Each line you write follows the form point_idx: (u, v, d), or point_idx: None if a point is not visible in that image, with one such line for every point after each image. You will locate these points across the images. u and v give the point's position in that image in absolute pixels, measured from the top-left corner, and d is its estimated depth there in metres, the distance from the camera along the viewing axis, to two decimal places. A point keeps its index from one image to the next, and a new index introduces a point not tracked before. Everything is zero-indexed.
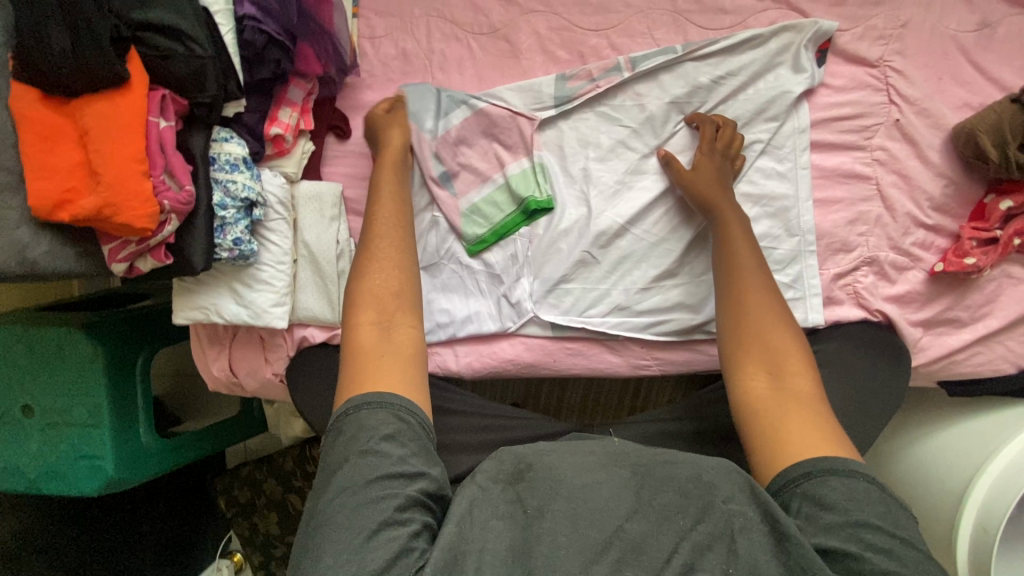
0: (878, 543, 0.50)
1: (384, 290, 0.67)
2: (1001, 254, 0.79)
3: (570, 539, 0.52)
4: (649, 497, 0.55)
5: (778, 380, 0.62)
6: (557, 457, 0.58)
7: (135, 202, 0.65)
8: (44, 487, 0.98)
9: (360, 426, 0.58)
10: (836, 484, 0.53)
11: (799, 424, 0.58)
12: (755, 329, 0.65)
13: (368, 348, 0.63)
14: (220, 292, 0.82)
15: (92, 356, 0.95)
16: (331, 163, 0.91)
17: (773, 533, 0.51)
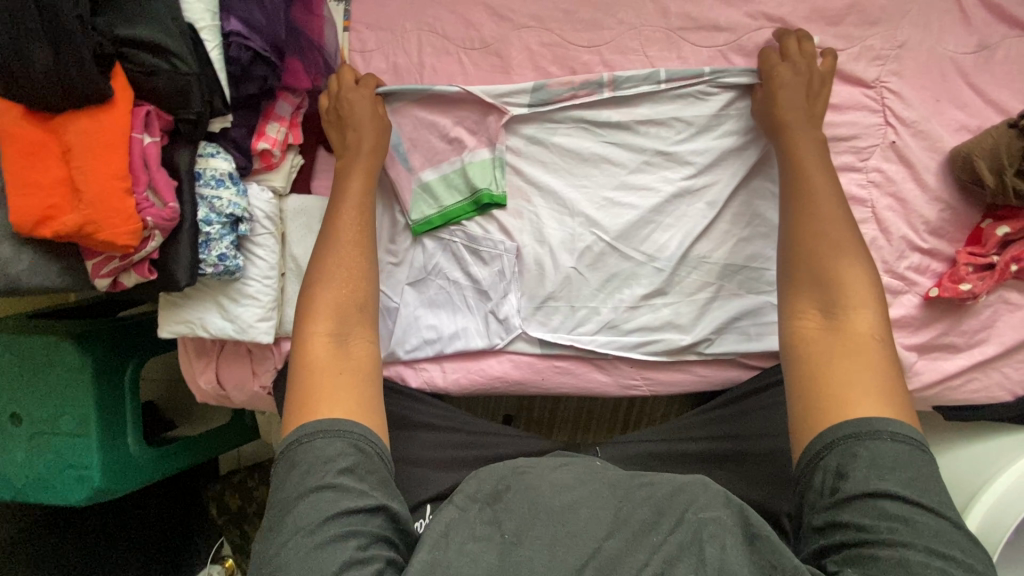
0: (892, 510, 0.51)
1: (342, 298, 0.72)
2: (997, 281, 0.78)
3: (548, 567, 0.54)
4: (626, 516, 0.58)
5: (832, 319, 0.63)
6: (535, 478, 0.63)
7: (117, 220, 0.65)
8: (32, 496, 0.98)
9: (311, 457, 0.61)
10: (861, 451, 0.54)
11: (847, 372, 0.59)
12: (816, 260, 0.67)
13: (319, 360, 0.67)
14: (206, 306, 0.82)
15: (81, 366, 0.95)
16: (321, 176, 0.90)
17: (744, 534, 0.55)
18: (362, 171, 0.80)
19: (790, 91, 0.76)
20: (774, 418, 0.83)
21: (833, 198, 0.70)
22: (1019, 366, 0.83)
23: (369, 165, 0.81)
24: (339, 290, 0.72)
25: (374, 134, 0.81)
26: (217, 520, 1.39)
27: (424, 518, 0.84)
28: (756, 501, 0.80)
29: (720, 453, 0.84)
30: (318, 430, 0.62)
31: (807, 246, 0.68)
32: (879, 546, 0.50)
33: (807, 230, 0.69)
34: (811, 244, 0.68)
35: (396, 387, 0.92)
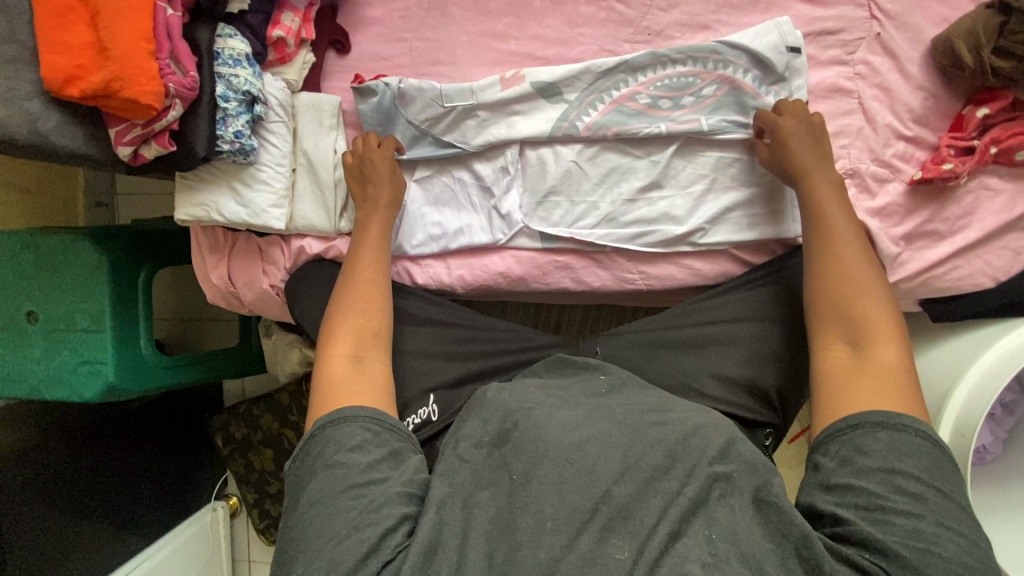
0: (910, 489, 0.58)
1: (358, 328, 0.79)
2: (978, 163, 0.82)
3: (554, 506, 0.59)
4: (637, 459, 0.62)
5: (860, 351, 0.69)
6: (541, 416, 0.68)
7: (142, 78, 0.69)
8: (46, 394, 1.00)
9: (344, 438, 0.68)
10: (883, 437, 0.62)
11: (873, 392, 0.66)
12: (842, 304, 0.72)
13: (339, 386, 0.74)
14: (221, 189, 0.85)
15: (97, 264, 0.98)
16: (331, 77, 0.94)
17: (754, 499, 0.60)
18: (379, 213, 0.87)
19: (800, 143, 0.80)
20: (759, 303, 0.88)
21: (856, 243, 0.75)
22: (1000, 254, 0.87)
23: (385, 218, 0.88)
24: (363, 319, 0.80)
25: (391, 188, 0.88)
26: (223, 451, 1.42)
27: (428, 406, 0.89)
28: (744, 378, 0.84)
29: (709, 337, 0.87)
30: (341, 416, 0.70)
31: (835, 287, 0.74)
32: (888, 514, 0.57)
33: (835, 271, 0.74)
34: (836, 292, 0.73)
35: (403, 284, 0.96)
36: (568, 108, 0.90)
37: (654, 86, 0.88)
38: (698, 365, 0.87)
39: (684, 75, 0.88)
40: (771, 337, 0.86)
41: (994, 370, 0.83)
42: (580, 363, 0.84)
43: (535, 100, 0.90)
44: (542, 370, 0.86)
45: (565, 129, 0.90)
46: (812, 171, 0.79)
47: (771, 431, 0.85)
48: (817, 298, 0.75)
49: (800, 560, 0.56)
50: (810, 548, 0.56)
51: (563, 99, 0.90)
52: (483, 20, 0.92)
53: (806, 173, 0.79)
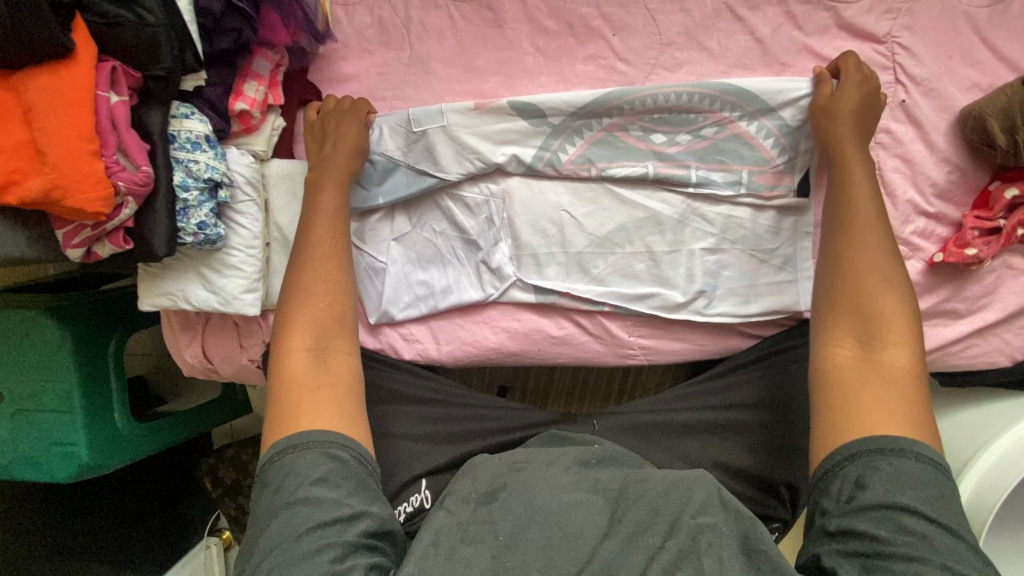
0: (920, 529, 0.51)
1: (323, 318, 0.70)
2: (1003, 245, 0.76)
3: (543, 570, 0.56)
4: (620, 517, 0.60)
5: (868, 350, 0.61)
6: (530, 476, 0.66)
7: (85, 184, 0.61)
8: (17, 473, 0.95)
9: (297, 471, 0.60)
10: (882, 464, 0.55)
11: (875, 407, 0.58)
12: (854, 291, 0.64)
13: (291, 395, 0.66)
14: (188, 277, 0.78)
15: (61, 342, 0.92)
16: (303, 140, 0.86)
17: (743, 545, 0.56)
18: (334, 183, 0.77)
19: (831, 115, 0.74)
20: (770, 388, 0.83)
21: (875, 228, 0.67)
22: (1019, 332, 0.82)
23: (341, 176, 0.78)
24: (322, 306, 0.71)
25: (353, 140, 0.79)
26: (212, 494, 1.38)
27: (418, 494, 0.85)
28: (752, 470, 0.81)
29: (715, 422, 0.84)
30: (290, 443, 0.62)
31: (849, 272, 0.66)
32: (894, 561, 0.50)
33: (841, 256, 0.67)
34: (849, 276, 0.65)
35: (390, 361, 0.91)
36: (550, 136, 0.82)
37: (648, 118, 0.81)
38: (701, 452, 0.83)
39: (683, 109, 0.80)
40: (783, 426, 0.82)
41: (1010, 455, 0.80)
42: (576, 438, 0.81)
43: (515, 122, 0.81)
44: (534, 443, 0.83)
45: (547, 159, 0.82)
46: (853, 164, 0.71)
47: (779, 525, 0.82)
48: (831, 280, 0.67)
49: None
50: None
51: (546, 124, 0.81)
52: (469, 78, 0.83)
53: (838, 143, 0.72)
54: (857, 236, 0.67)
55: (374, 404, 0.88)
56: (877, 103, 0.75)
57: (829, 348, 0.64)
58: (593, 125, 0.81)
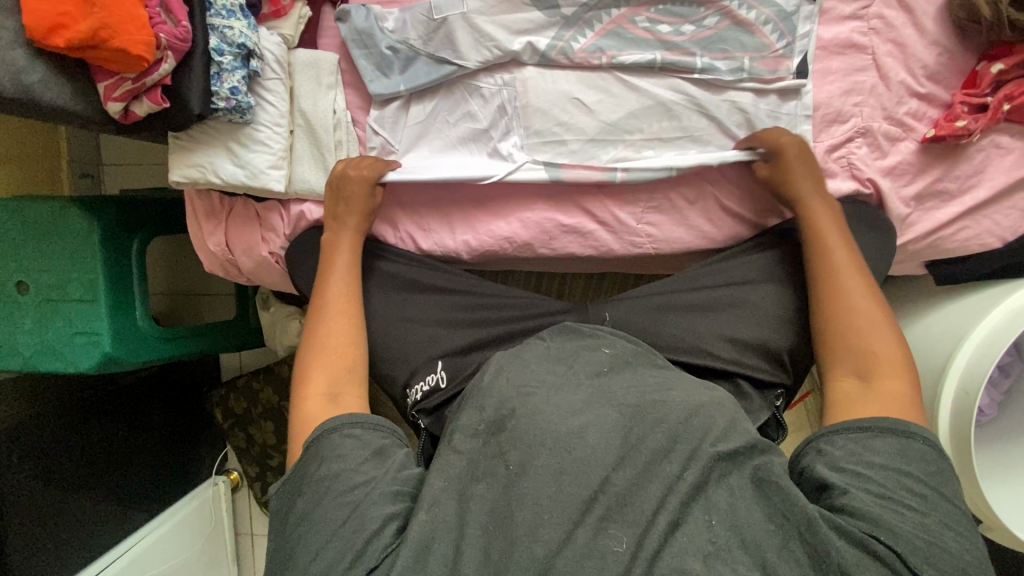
0: (919, 490, 0.61)
1: (333, 368, 0.78)
2: (990, 120, 0.81)
3: (554, 497, 0.60)
4: (638, 441, 0.63)
5: (867, 382, 0.72)
6: (540, 402, 0.67)
7: (131, 27, 0.65)
8: (40, 365, 0.98)
9: (333, 450, 0.69)
10: (893, 441, 0.65)
11: (877, 408, 0.69)
12: (849, 333, 0.75)
13: (313, 387, 0.76)
14: (217, 151, 0.82)
15: (88, 232, 0.95)
16: (327, 35, 0.91)
17: (754, 477, 0.62)
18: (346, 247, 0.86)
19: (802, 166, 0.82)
20: (771, 264, 0.87)
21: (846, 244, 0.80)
22: (1008, 214, 0.87)
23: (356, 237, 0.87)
24: (335, 360, 0.79)
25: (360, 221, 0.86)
26: (222, 425, 1.41)
27: (434, 372, 0.88)
28: (757, 341, 0.84)
29: (720, 299, 0.87)
30: (324, 429, 0.71)
31: (839, 298, 0.77)
32: (899, 505, 0.60)
33: (841, 306, 0.77)
34: (837, 341, 0.76)
35: (404, 250, 0.94)
36: (562, 27, 0.87)
37: (654, 8, 0.86)
38: (708, 327, 0.86)
39: (689, 2, 0.85)
40: (785, 299, 0.86)
41: (1001, 328, 0.84)
42: (585, 331, 0.83)
43: (530, 13, 0.86)
44: (546, 335, 0.84)
45: (559, 50, 0.87)
46: (800, 176, 0.82)
47: (783, 393, 0.85)
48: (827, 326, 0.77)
49: (803, 542, 0.58)
50: (812, 531, 0.58)
51: (559, 14, 0.86)
52: None
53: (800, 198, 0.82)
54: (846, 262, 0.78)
55: (390, 292, 0.92)
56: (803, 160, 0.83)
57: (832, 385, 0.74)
58: (604, 14, 0.86)
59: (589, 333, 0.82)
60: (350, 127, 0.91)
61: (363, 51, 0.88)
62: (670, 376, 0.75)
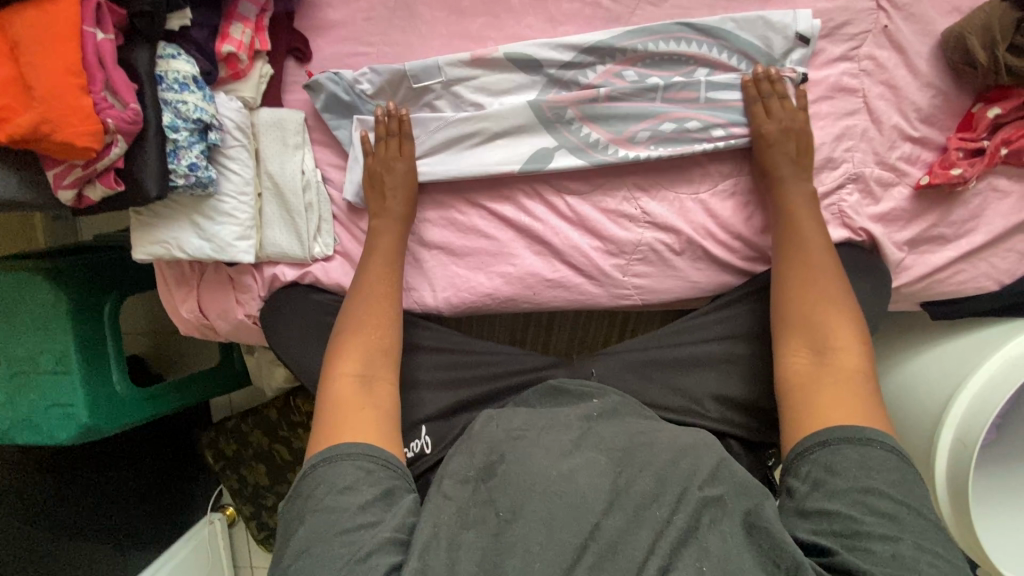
0: (886, 509, 0.58)
1: (363, 350, 0.76)
2: (988, 165, 0.77)
3: (544, 546, 0.58)
4: (627, 486, 0.63)
5: (821, 357, 0.71)
6: (529, 445, 0.67)
7: (76, 119, 0.61)
8: (15, 437, 0.95)
9: (337, 476, 0.65)
10: (849, 453, 0.62)
11: (831, 392, 0.68)
12: (808, 309, 0.74)
13: (346, 369, 0.75)
14: (180, 223, 0.78)
15: (56, 301, 0.92)
16: (293, 89, 0.87)
17: (744, 523, 0.59)
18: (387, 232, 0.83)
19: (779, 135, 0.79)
20: (763, 317, 0.84)
21: (813, 221, 0.78)
22: (1006, 256, 0.84)
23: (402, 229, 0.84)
24: (367, 342, 0.77)
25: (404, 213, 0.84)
26: (214, 466, 1.39)
27: (419, 439, 0.86)
28: (747, 400, 0.82)
29: (710, 355, 0.84)
30: (335, 452, 0.67)
31: (798, 275, 0.76)
32: (871, 540, 0.56)
33: (803, 284, 0.76)
34: (798, 306, 0.75)
35: None
36: (546, 86, 0.84)
37: (642, 63, 0.82)
38: (698, 385, 0.83)
39: (675, 52, 0.81)
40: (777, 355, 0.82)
41: (999, 376, 0.81)
42: (574, 392, 0.82)
43: (515, 75, 0.84)
44: (534, 400, 0.84)
45: (547, 105, 0.83)
46: (771, 137, 0.79)
47: (774, 451, 0.84)
48: (790, 290, 0.76)
49: None
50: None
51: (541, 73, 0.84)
52: (457, 20, 0.84)
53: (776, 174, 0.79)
54: (802, 241, 0.77)
55: None
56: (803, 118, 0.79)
57: (787, 354, 0.74)
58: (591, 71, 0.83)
59: (575, 389, 0.82)
60: (321, 186, 0.87)
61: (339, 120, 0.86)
62: (656, 423, 0.74)
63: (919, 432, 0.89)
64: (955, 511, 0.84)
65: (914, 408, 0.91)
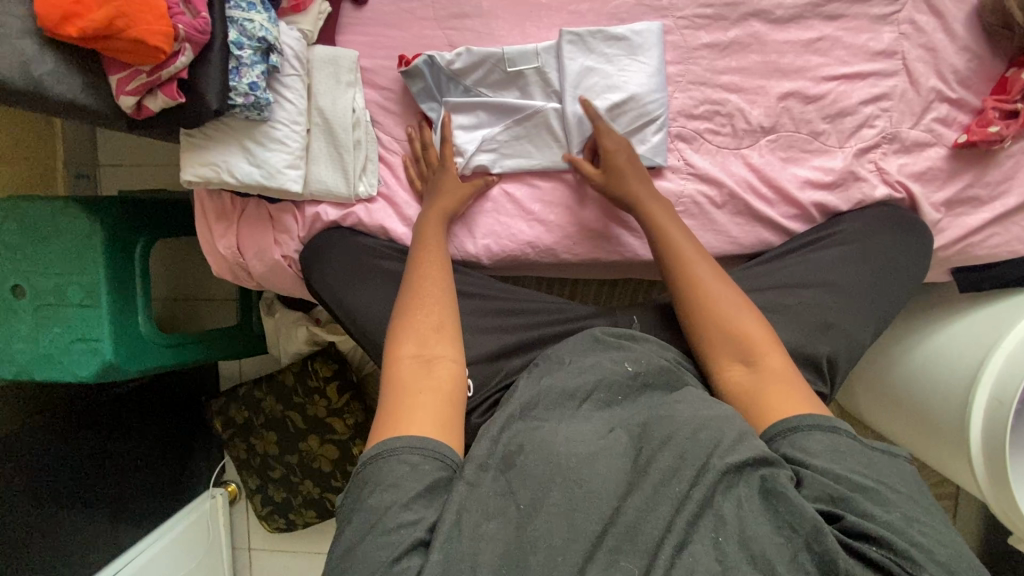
0: (858, 480, 0.52)
1: (424, 324, 0.67)
2: (1023, 126, 0.80)
3: (566, 539, 0.52)
4: (647, 463, 0.56)
5: (753, 365, 0.64)
6: (548, 432, 0.59)
7: (150, 17, 0.62)
8: (35, 373, 0.93)
9: (382, 475, 0.55)
10: (820, 437, 0.56)
11: (778, 395, 0.61)
12: (717, 320, 0.68)
13: (402, 350, 0.65)
14: (231, 148, 0.78)
15: (91, 232, 0.90)
16: (345, 31, 0.89)
17: (760, 487, 0.52)
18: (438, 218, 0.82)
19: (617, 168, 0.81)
20: (814, 270, 0.80)
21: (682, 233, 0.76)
22: None
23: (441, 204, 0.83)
24: (427, 317, 0.68)
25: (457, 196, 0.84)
26: (223, 434, 1.34)
27: None
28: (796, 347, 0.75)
29: None
30: (379, 451, 0.57)
31: (693, 293, 0.71)
32: (865, 503, 0.51)
33: (695, 302, 0.71)
34: (710, 317, 0.69)
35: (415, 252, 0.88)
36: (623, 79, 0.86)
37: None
38: None
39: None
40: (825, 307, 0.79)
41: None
42: (613, 347, 0.72)
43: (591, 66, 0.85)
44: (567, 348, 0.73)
45: (625, 102, 0.84)
46: (615, 153, 0.81)
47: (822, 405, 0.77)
48: (697, 304, 0.71)
49: (811, 553, 0.49)
50: (823, 542, 0.48)
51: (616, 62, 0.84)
52: None
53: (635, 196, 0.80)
54: (685, 260, 0.74)
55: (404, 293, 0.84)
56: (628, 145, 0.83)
57: (721, 370, 0.67)
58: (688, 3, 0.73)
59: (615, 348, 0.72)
60: (369, 126, 0.88)
61: (424, 97, 0.87)
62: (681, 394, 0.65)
63: (953, 396, 0.88)
64: (990, 468, 0.84)
65: (946, 372, 0.90)
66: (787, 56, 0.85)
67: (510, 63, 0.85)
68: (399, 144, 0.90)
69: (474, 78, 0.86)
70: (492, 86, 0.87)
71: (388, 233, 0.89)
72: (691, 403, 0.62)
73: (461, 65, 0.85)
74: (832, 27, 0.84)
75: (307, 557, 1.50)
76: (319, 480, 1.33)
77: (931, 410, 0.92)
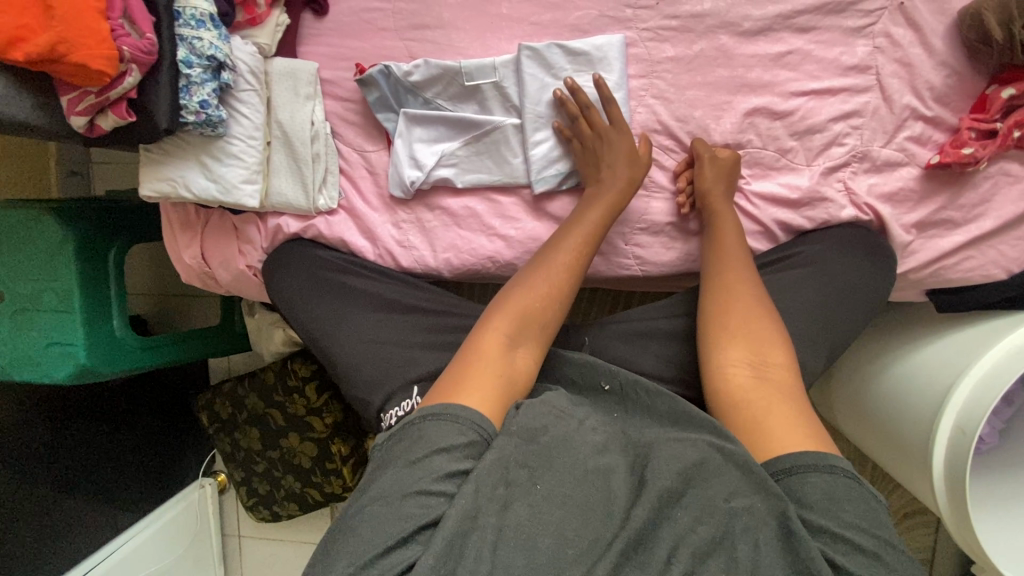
0: (863, 545, 0.49)
1: (531, 306, 0.67)
2: (1000, 147, 0.76)
3: (577, 534, 0.51)
4: (653, 481, 0.54)
5: (759, 371, 0.62)
6: (569, 431, 0.58)
7: (91, 41, 0.63)
8: (16, 374, 0.97)
9: (433, 435, 0.55)
10: (816, 481, 0.52)
11: (777, 411, 0.58)
12: (742, 315, 0.68)
13: (500, 324, 0.65)
14: (189, 163, 0.79)
15: (64, 241, 0.93)
16: (307, 43, 0.89)
17: (781, 525, 0.50)
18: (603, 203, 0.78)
19: (711, 176, 0.80)
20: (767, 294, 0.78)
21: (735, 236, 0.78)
22: (1015, 244, 0.83)
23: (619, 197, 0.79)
24: (545, 289, 0.69)
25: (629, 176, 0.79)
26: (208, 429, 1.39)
27: (404, 404, 0.79)
28: None
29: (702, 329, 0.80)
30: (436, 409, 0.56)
31: (720, 283, 0.73)
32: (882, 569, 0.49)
33: (723, 293, 0.71)
34: (735, 318, 0.68)
35: (368, 266, 0.89)
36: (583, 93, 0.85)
37: None
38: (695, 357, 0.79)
39: None
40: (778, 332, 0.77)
41: (1003, 364, 0.78)
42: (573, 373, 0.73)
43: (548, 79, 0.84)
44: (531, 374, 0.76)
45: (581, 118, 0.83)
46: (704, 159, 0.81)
47: None
48: (725, 301, 0.70)
49: None
50: None
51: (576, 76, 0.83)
52: None
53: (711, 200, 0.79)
54: (732, 255, 0.75)
55: (358, 308, 0.85)
56: (734, 171, 0.81)
57: (724, 366, 0.65)
58: None
59: (582, 378, 0.72)
60: (329, 138, 0.88)
61: (382, 109, 0.87)
62: (671, 412, 0.64)
63: (918, 421, 0.86)
64: (952, 497, 0.81)
65: (915, 393, 0.88)
66: (755, 70, 0.82)
67: (468, 77, 0.84)
68: (359, 156, 0.90)
69: (432, 91, 0.85)
70: (451, 98, 0.86)
71: (348, 245, 0.89)
72: (699, 428, 0.60)
73: (418, 78, 0.84)
74: (802, 40, 0.81)
75: (291, 545, 1.56)
76: (299, 475, 1.36)
77: (899, 433, 0.90)
